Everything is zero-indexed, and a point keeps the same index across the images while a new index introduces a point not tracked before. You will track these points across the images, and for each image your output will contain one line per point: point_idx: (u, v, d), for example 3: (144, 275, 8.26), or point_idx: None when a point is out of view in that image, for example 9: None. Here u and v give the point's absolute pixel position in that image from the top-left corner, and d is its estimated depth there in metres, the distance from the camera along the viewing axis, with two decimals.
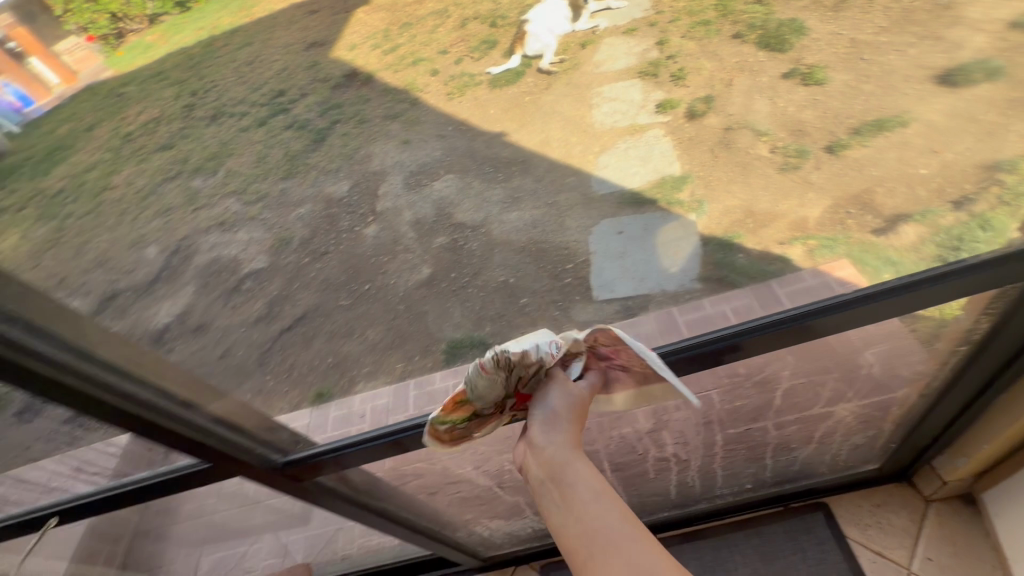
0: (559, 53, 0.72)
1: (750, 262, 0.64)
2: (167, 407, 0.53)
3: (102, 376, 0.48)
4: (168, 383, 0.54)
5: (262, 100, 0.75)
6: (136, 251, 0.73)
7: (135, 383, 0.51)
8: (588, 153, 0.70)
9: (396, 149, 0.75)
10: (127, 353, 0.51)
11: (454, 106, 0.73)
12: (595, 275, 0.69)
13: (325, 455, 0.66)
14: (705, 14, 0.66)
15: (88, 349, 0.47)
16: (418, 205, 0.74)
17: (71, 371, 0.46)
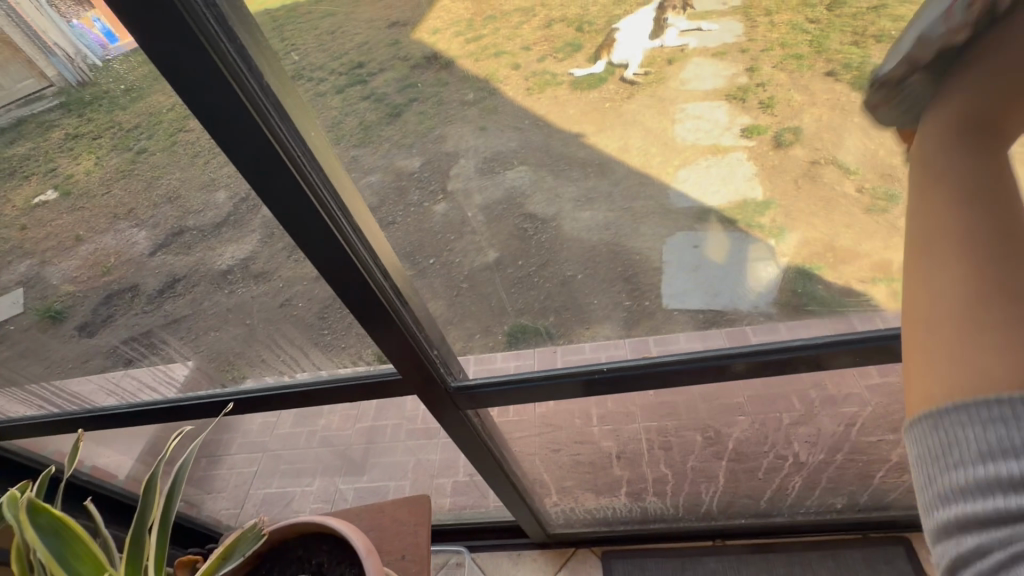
0: (643, 65, 0.62)
1: (829, 292, 0.79)
2: (358, 254, 0.67)
3: (337, 209, 0.63)
4: (372, 236, 0.69)
5: (340, 69, 0.61)
6: (207, 193, 0.69)
7: (351, 223, 0.65)
8: (668, 165, 0.71)
9: (470, 134, 0.70)
10: (358, 204, 0.66)
11: (533, 100, 0.67)
12: (667, 285, 0.83)
13: (475, 390, 0.90)
14: (800, 47, 0.58)
15: (332, 183, 0.62)
16: (489, 190, 0.75)
17: (320, 197, 0.61)
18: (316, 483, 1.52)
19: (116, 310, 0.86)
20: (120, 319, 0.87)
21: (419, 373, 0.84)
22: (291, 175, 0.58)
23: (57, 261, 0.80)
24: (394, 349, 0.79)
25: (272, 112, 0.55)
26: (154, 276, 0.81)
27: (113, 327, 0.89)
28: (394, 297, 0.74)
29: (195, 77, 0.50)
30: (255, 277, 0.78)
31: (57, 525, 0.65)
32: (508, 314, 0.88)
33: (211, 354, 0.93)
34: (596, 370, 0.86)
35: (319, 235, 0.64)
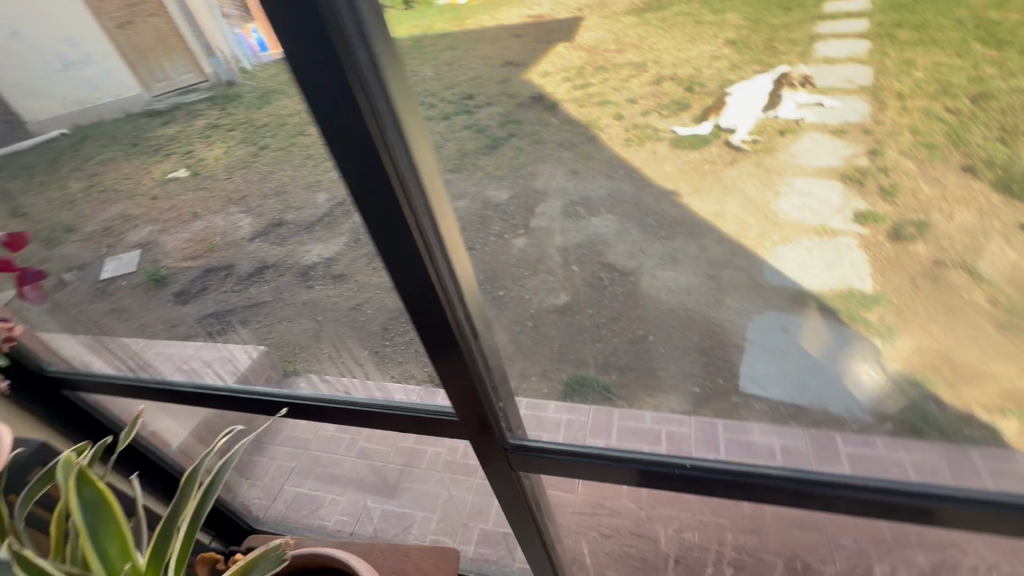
0: (755, 132, 0.59)
1: (944, 415, 0.68)
2: (436, 278, 0.64)
3: (427, 225, 0.61)
4: (456, 258, 0.66)
5: (451, 97, 0.62)
6: (309, 193, 0.77)
7: (437, 244, 0.63)
8: (765, 239, 0.67)
9: (562, 176, 0.71)
10: (447, 223, 0.63)
11: (630, 152, 0.66)
12: (748, 365, 0.78)
13: (526, 453, 0.86)
14: (934, 137, 0.53)
15: (428, 203, 0.60)
16: (571, 232, 0.75)
17: (412, 214, 0.58)
18: (346, 497, 1.54)
19: (209, 284, 0.93)
20: (210, 292, 0.94)
21: (475, 414, 0.82)
22: (390, 188, 0.56)
23: (174, 231, 0.89)
24: (455, 378, 0.76)
25: (388, 124, 0.53)
26: (249, 260, 0.87)
27: (201, 300, 0.96)
28: (464, 322, 0.71)
29: (326, 83, 0.49)
30: (336, 277, 0.84)
31: (98, 500, 0.66)
32: (568, 362, 0.87)
33: (280, 343, 0.98)
34: (679, 464, 0.79)
35: (405, 251, 0.61)
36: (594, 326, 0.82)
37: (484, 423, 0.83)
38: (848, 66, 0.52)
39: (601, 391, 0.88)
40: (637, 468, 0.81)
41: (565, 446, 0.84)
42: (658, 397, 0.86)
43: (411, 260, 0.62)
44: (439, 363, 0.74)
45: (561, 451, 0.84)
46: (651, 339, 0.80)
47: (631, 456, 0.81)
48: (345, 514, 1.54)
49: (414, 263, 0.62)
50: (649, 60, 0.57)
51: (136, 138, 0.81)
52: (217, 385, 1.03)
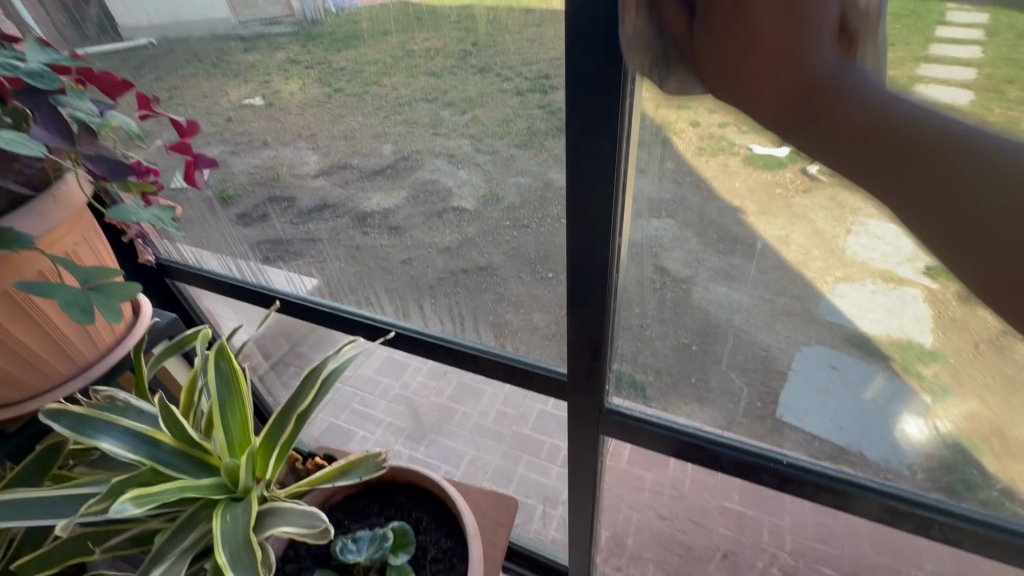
0: (835, 166, 0.58)
1: (981, 478, 0.70)
2: (612, 244, 0.69)
3: (618, 189, 0.65)
4: (623, 231, 0.70)
5: (528, 75, 0.63)
6: (377, 143, 0.79)
7: (620, 211, 0.67)
8: (827, 276, 0.65)
9: (627, 176, 0.68)
10: (630, 194, 0.68)
11: (700, 161, 0.65)
12: (788, 396, 0.77)
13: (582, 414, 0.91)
14: None
15: (625, 171, 0.64)
16: (629, 231, 0.72)
17: (613, 177, 0.63)
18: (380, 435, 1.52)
19: (271, 212, 0.97)
20: (271, 220, 0.98)
21: (587, 376, 0.84)
22: (610, 129, 0.59)
23: (243, 154, 0.92)
24: (587, 344, 0.80)
25: (626, 90, 0.57)
26: (311, 196, 0.90)
27: (260, 225, 1.00)
28: (613, 289, 0.75)
29: (600, 37, 0.53)
30: (392, 229, 0.86)
31: (229, 374, 0.71)
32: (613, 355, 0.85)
33: (332, 279, 1.00)
34: (774, 459, 0.80)
35: (593, 209, 0.66)
36: (637, 325, 0.81)
37: (591, 386, 0.85)
38: (949, 113, 0.51)
39: (635, 387, 0.87)
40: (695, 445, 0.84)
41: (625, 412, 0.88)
42: (692, 406, 0.86)
43: (597, 198, 0.65)
44: (575, 326, 0.78)
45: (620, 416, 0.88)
46: (692, 349, 0.79)
47: (691, 432, 0.84)
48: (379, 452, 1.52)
49: (599, 217, 0.66)
50: None
51: (219, 60, 0.83)
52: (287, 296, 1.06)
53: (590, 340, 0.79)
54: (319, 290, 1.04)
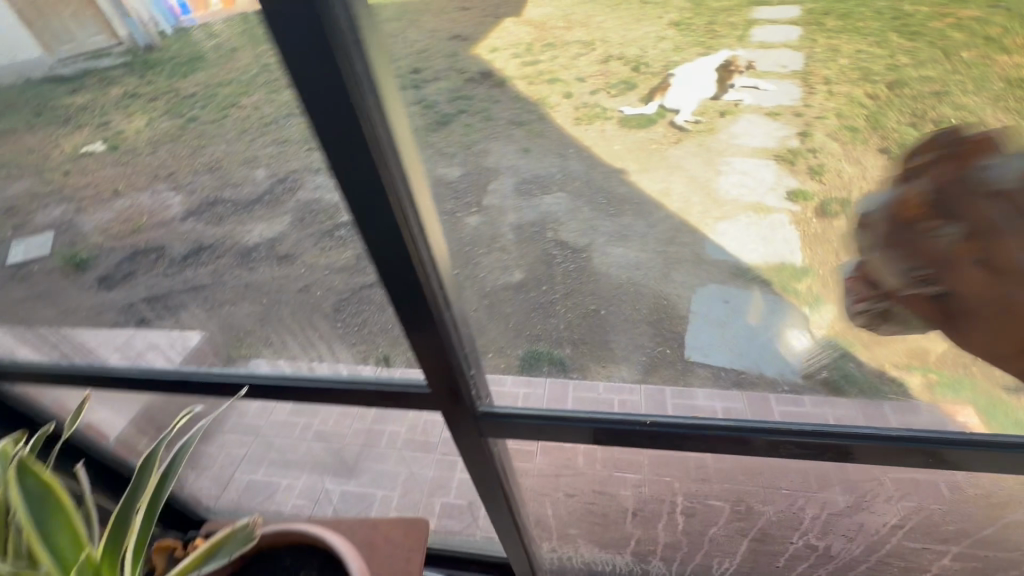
0: (699, 113, 0.62)
1: (864, 374, 0.71)
2: (427, 275, 0.68)
3: (411, 218, 0.62)
4: (438, 253, 0.68)
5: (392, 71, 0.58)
6: (246, 169, 0.72)
7: (423, 239, 0.65)
8: (707, 217, 0.70)
9: (514, 155, 0.71)
10: (431, 220, 0.66)
11: (580, 131, 0.68)
12: (691, 337, 0.79)
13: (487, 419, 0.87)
14: (854, 121, 0.57)
15: (415, 200, 0.62)
16: (524, 212, 0.75)
17: (399, 209, 0.61)
18: (303, 479, 1.49)
19: (142, 265, 0.86)
20: (145, 274, 0.87)
21: (449, 388, 0.82)
22: (374, 170, 0.57)
23: (92, 210, 0.81)
24: (434, 366, 0.78)
25: (380, 127, 0.55)
26: (184, 240, 0.81)
27: (135, 283, 0.89)
28: (445, 310, 0.72)
29: (323, 78, 0.50)
30: (280, 259, 0.80)
31: (40, 491, 0.75)
32: (525, 336, 0.84)
33: (225, 323, 0.91)
34: (640, 422, 0.81)
35: (392, 246, 0.63)
36: (548, 303, 0.81)
37: (457, 395, 0.83)
38: (782, 51, 0.55)
39: (555, 365, 0.86)
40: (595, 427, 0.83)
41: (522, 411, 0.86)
42: (610, 368, 0.86)
43: (391, 238, 0.63)
44: (420, 355, 0.77)
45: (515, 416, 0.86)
46: (602, 314, 0.80)
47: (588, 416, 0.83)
48: (303, 498, 1.50)
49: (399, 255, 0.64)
50: (596, 38, 0.59)
51: (47, 107, 0.74)
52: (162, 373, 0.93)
53: (435, 367, 0.79)
54: (206, 343, 0.93)
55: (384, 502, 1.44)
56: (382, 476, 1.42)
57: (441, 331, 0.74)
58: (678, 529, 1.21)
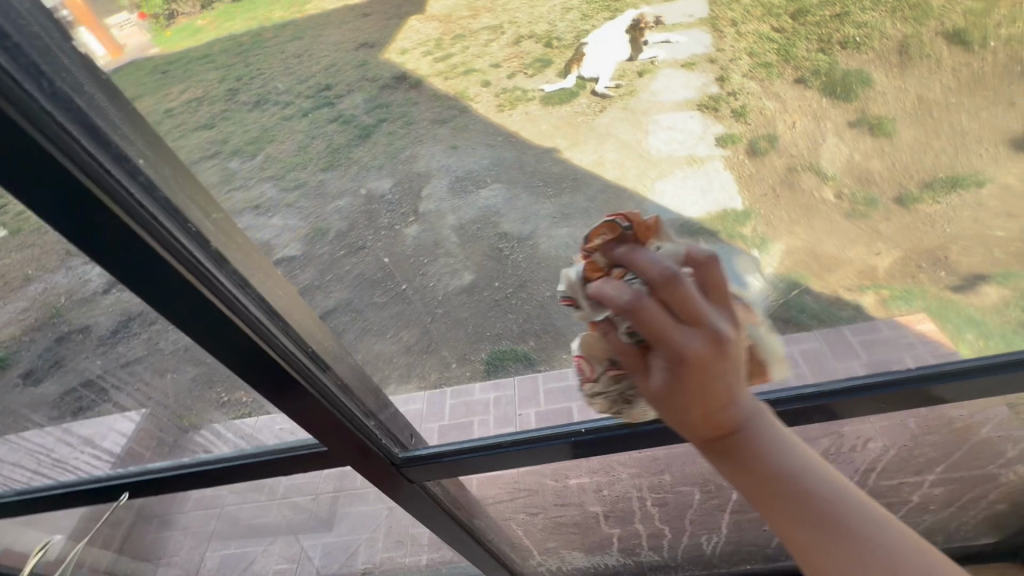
0: (617, 78, 0.61)
1: (821, 305, 0.72)
2: (260, 330, 0.54)
3: (212, 271, 0.49)
4: (274, 297, 0.55)
5: (307, 93, 0.62)
6: None
7: (242, 291, 0.52)
8: (645, 178, 0.68)
9: (444, 153, 0.69)
10: (250, 265, 0.52)
11: (504, 117, 0.65)
12: None
13: (433, 459, 0.82)
14: (767, 58, 0.56)
15: (214, 250, 0.48)
16: (462, 211, 0.73)
17: (187, 266, 0.47)
18: (278, 544, 1.35)
19: (65, 355, 0.72)
20: (69, 364, 0.73)
21: (349, 439, 0.73)
22: (160, 257, 0.46)
23: None
24: (315, 416, 0.67)
25: (136, 205, 0.43)
26: (105, 316, 0.65)
27: (53, 377, 0.75)
28: (304, 359, 0.60)
29: (40, 171, 0.39)
30: None
31: None
32: (486, 338, 0.80)
33: (161, 400, 0.79)
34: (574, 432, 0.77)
35: (195, 308, 0.50)
36: (502, 301, 0.78)
37: (362, 448, 0.75)
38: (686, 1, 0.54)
39: (520, 362, 0.82)
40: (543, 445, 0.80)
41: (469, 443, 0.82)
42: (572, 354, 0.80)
43: (217, 324, 0.52)
44: (291, 410, 0.65)
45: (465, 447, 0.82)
46: (559, 299, 0.77)
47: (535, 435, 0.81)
48: (284, 561, 1.38)
49: (234, 339, 0.54)
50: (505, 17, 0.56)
51: None
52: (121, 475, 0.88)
53: (332, 428, 0.70)
54: (152, 421, 0.82)
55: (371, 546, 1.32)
56: (362, 523, 1.24)
57: (321, 399, 0.64)
58: (657, 519, 1.11)
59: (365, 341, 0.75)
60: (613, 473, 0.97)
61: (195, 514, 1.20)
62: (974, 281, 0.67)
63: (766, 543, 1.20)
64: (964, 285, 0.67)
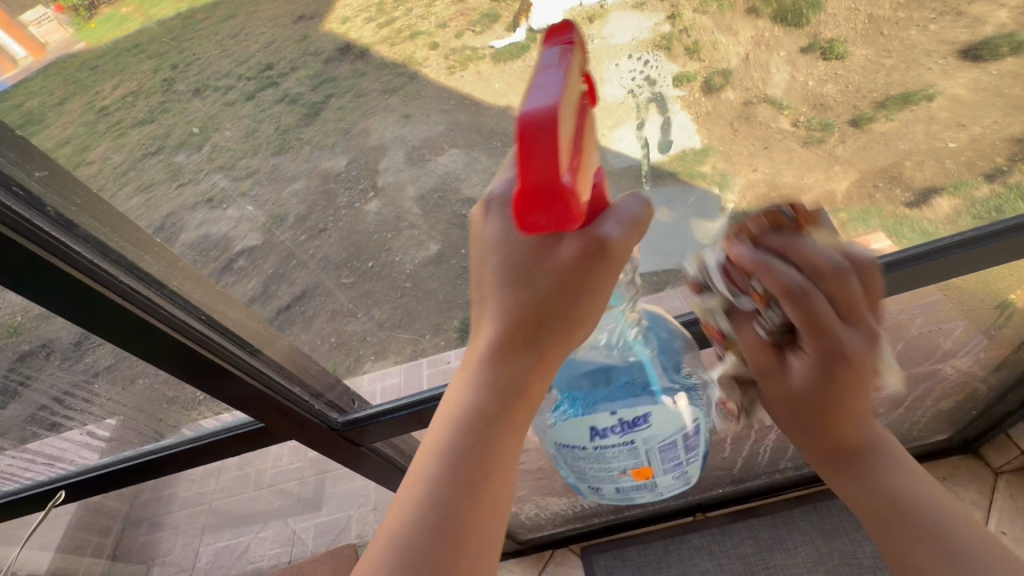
0: None
1: None
2: (134, 298, 0.51)
3: (62, 240, 0.46)
4: (148, 265, 0.52)
5: (248, 74, 0.57)
6: None
7: (102, 260, 0.48)
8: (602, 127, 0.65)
9: (398, 123, 0.66)
10: (108, 228, 0.49)
11: (456, 80, 0.62)
12: None
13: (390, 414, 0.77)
14: None
15: (62, 214, 0.45)
16: (421, 179, 0.71)
17: (29, 236, 0.44)
18: (271, 528, 1.31)
19: (29, 373, 0.69)
20: (35, 383, 0.71)
21: (275, 411, 0.69)
22: (58, 264, 0.46)
23: None
24: (236, 392, 0.64)
25: (17, 216, 0.43)
26: (65, 331, 0.63)
27: (20, 397, 0.73)
28: (203, 329, 0.57)
29: None
30: None
31: None
32: (457, 307, 0.79)
33: (133, 407, 0.77)
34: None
35: (60, 283, 0.47)
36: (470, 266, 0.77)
37: (291, 416, 0.71)
38: None
39: None
40: None
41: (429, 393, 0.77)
42: None
43: (133, 322, 0.52)
44: (210, 388, 0.62)
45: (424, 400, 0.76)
46: None
47: None
48: (277, 545, 1.30)
49: (157, 335, 0.54)
50: None
51: None
52: (64, 476, 0.83)
53: (280, 411, 0.70)
54: (126, 429, 0.80)
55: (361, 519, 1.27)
56: (350, 499, 1.25)
57: (258, 383, 0.65)
58: None
59: (339, 321, 0.77)
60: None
61: (185, 513, 1.23)
62: (926, 194, 0.67)
63: (741, 464, 1.22)
64: (917, 200, 0.68)
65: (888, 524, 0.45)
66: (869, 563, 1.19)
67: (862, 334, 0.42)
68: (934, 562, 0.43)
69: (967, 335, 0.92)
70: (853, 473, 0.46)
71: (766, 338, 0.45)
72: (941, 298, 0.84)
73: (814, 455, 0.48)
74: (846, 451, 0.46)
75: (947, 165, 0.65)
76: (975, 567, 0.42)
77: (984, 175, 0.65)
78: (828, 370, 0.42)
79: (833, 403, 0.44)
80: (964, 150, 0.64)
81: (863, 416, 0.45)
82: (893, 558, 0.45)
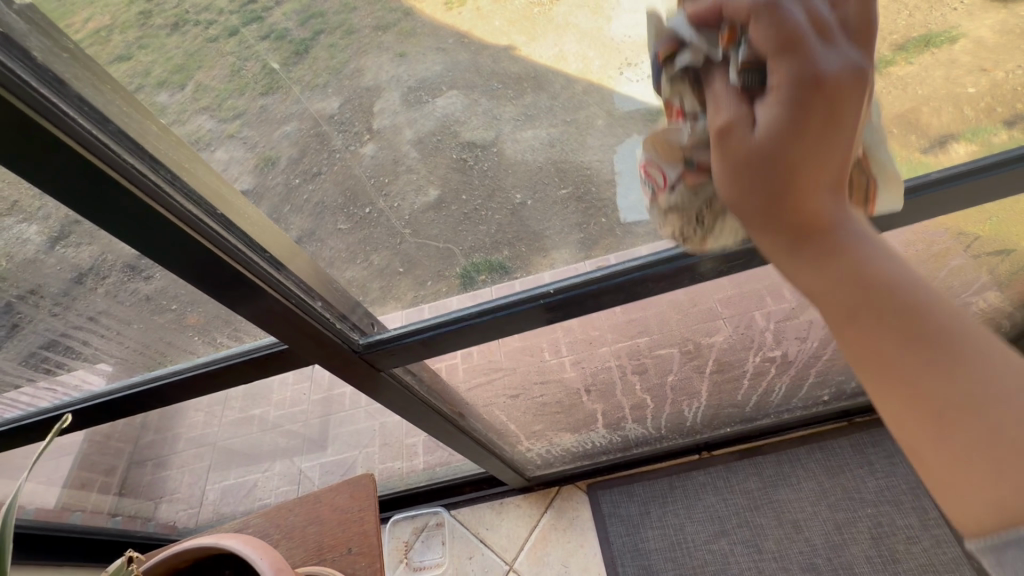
0: None
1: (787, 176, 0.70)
2: (140, 181, 0.51)
3: (55, 101, 0.45)
4: (150, 142, 0.52)
5: (230, 7, 0.52)
6: None
7: (100, 130, 0.48)
8: (608, 69, 0.62)
9: (395, 63, 0.61)
10: (106, 94, 0.49)
11: (454, 17, 0.59)
12: (619, 199, 0.73)
13: (409, 339, 0.83)
14: None
15: (47, 70, 0.45)
16: (419, 122, 0.66)
17: (15, 91, 0.42)
18: (279, 462, 1.41)
19: (23, 318, 0.68)
20: (29, 326, 0.69)
21: (294, 327, 0.72)
22: (71, 147, 0.46)
23: None
24: (257, 305, 0.66)
25: (24, 74, 0.43)
26: (56, 274, 0.62)
27: (13, 339, 0.71)
28: (219, 229, 0.58)
29: None
30: None
31: None
32: (458, 253, 0.79)
33: (134, 349, 0.77)
34: (541, 295, 0.79)
35: (64, 163, 0.47)
36: (474, 211, 0.75)
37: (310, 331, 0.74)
38: None
39: (496, 270, 0.81)
40: (537, 304, 0.80)
41: (446, 319, 0.82)
42: (551, 253, 0.80)
43: (153, 218, 0.53)
44: (229, 298, 0.64)
45: (449, 321, 0.82)
46: (531, 205, 0.75)
47: (522, 298, 0.80)
48: (285, 483, 1.44)
49: (181, 236, 0.55)
50: None
51: None
52: (68, 402, 0.82)
53: (296, 330, 0.73)
54: (124, 370, 0.80)
55: (368, 456, 1.41)
56: (357, 439, 1.38)
57: (280, 296, 0.67)
58: (634, 391, 1.16)
59: (338, 267, 0.76)
60: (592, 340, 0.99)
61: (188, 452, 1.24)
62: (943, 140, 0.66)
63: (739, 402, 1.28)
64: (934, 146, 0.66)
65: (870, 313, 0.34)
66: (871, 496, 1.29)
67: (852, 57, 0.34)
68: (972, 430, 0.31)
69: (985, 280, 0.97)
70: (823, 258, 0.35)
71: (740, 86, 0.34)
72: (964, 244, 0.87)
73: (775, 243, 0.36)
74: (817, 234, 0.35)
75: (964, 108, 0.64)
76: (982, 374, 0.31)
77: (1003, 122, 0.65)
78: (800, 108, 0.32)
79: (808, 165, 0.34)
80: (979, 95, 0.63)
81: (835, 177, 0.35)
82: (889, 409, 0.34)
